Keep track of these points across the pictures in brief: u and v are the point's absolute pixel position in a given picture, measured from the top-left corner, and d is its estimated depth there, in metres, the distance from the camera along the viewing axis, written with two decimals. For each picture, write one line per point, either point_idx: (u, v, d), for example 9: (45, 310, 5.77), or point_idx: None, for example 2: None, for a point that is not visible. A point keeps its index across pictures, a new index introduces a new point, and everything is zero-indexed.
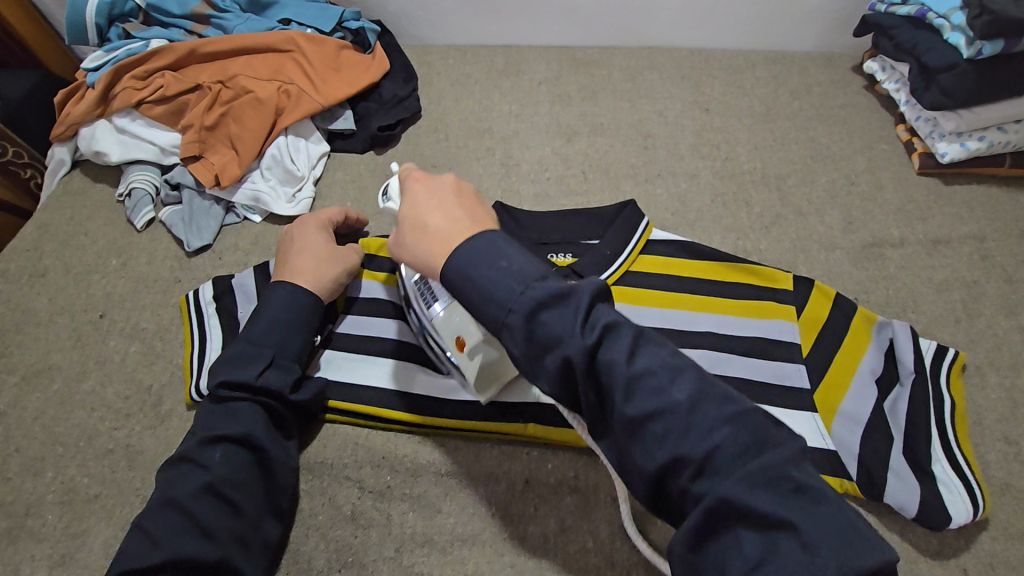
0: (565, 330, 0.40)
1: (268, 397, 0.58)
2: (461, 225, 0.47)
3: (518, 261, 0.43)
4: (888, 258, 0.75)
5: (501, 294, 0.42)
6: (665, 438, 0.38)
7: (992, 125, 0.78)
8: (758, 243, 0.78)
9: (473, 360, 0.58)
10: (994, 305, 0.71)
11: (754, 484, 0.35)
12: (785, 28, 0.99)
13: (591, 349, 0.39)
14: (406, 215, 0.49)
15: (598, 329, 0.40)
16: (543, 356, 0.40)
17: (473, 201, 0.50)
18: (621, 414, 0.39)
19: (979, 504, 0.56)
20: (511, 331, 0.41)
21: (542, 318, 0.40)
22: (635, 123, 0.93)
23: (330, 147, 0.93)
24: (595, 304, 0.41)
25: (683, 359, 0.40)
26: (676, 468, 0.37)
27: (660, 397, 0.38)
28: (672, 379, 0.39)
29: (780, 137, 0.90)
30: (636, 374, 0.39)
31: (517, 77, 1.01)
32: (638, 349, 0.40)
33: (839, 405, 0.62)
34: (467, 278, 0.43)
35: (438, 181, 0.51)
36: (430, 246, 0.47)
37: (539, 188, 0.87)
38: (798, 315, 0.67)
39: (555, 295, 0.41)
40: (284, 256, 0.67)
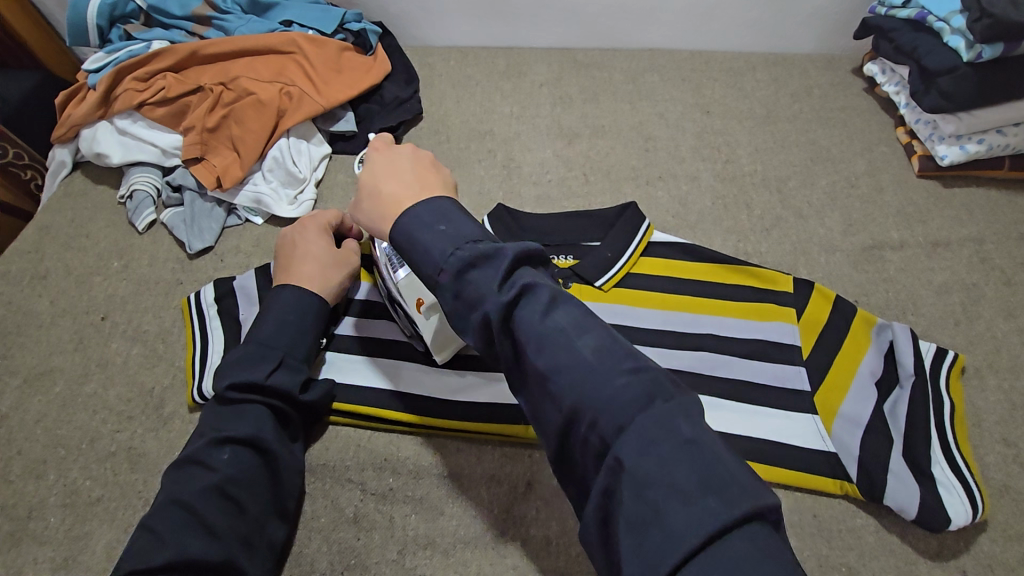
0: (487, 289, 0.41)
1: (277, 398, 0.58)
2: (411, 192, 0.50)
3: (455, 224, 0.45)
4: (888, 260, 0.76)
5: (434, 252, 0.44)
6: (567, 392, 0.38)
7: (991, 128, 0.78)
8: (759, 246, 0.79)
9: (430, 319, 0.62)
10: (993, 307, 0.71)
11: (641, 435, 0.35)
12: (785, 30, 0.99)
13: (508, 306, 0.40)
14: (364, 183, 0.53)
15: (515, 288, 0.40)
16: (469, 313, 0.42)
17: (428, 171, 0.54)
18: (532, 369, 0.39)
19: (979, 507, 0.56)
20: (441, 287, 0.43)
21: (468, 278, 0.42)
22: (635, 125, 0.93)
23: (331, 148, 0.93)
24: (518, 264, 0.42)
25: (593, 319, 0.40)
26: (575, 421, 0.37)
27: (566, 351, 0.38)
28: (580, 336, 0.39)
29: (780, 140, 0.90)
30: (545, 331, 0.39)
31: (518, 79, 1.01)
32: (553, 307, 0.40)
33: (839, 408, 0.62)
34: (409, 239, 0.46)
35: (397, 154, 0.55)
36: (382, 212, 0.51)
37: (541, 190, 0.88)
38: (799, 318, 0.68)
39: (482, 255, 0.42)
40: (287, 260, 0.67)
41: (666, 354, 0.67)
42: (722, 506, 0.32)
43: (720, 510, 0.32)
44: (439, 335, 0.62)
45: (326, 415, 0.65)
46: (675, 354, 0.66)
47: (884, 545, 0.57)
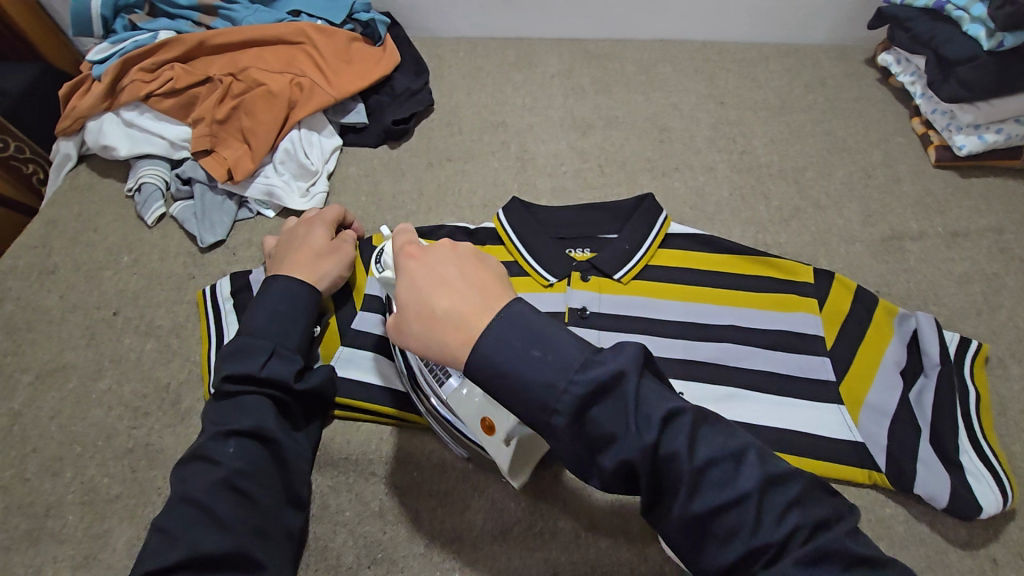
0: (620, 428, 0.39)
1: (273, 387, 0.57)
2: (472, 302, 0.43)
3: (552, 349, 0.40)
4: (907, 251, 0.75)
5: (538, 393, 0.39)
6: (732, 528, 0.38)
7: (1010, 117, 0.78)
8: (778, 237, 0.78)
9: (508, 445, 0.53)
10: (1014, 297, 0.71)
11: (822, 565, 0.37)
12: (797, 21, 0.99)
13: (652, 448, 0.38)
14: (409, 302, 0.45)
15: (657, 424, 0.39)
16: (601, 457, 0.39)
17: (475, 264, 0.47)
18: (685, 511, 0.39)
19: (1008, 494, 0.56)
20: (554, 430, 0.40)
21: (592, 417, 0.39)
22: (650, 116, 0.93)
23: (342, 140, 0.92)
24: (642, 383, 0.40)
25: (740, 440, 0.40)
26: (746, 559, 0.38)
27: (727, 488, 0.38)
28: (735, 467, 0.39)
29: (796, 130, 0.89)
30: (700, 468, 0.39)
31: (529, 70, 1.00)
32: (696, 435, 0.40)
33: (865, 397, 0.62)
34: (498, 374, 0.41)
35: (437, 253, 0.47)
36: (442, 333, 0.43)
37: (556, 182, 0.87)
38: (821, 307, 0.68)
39: (604, 390, 0.39)
40: (282, 251, 0.68)
41: (689, 345, 0.66)
42: None
43: None
44: (518, 458, 0.54)
45: (331, 404, 0.64)
46: (698, 346, 0.66)
47: (914, 534, 0.56)
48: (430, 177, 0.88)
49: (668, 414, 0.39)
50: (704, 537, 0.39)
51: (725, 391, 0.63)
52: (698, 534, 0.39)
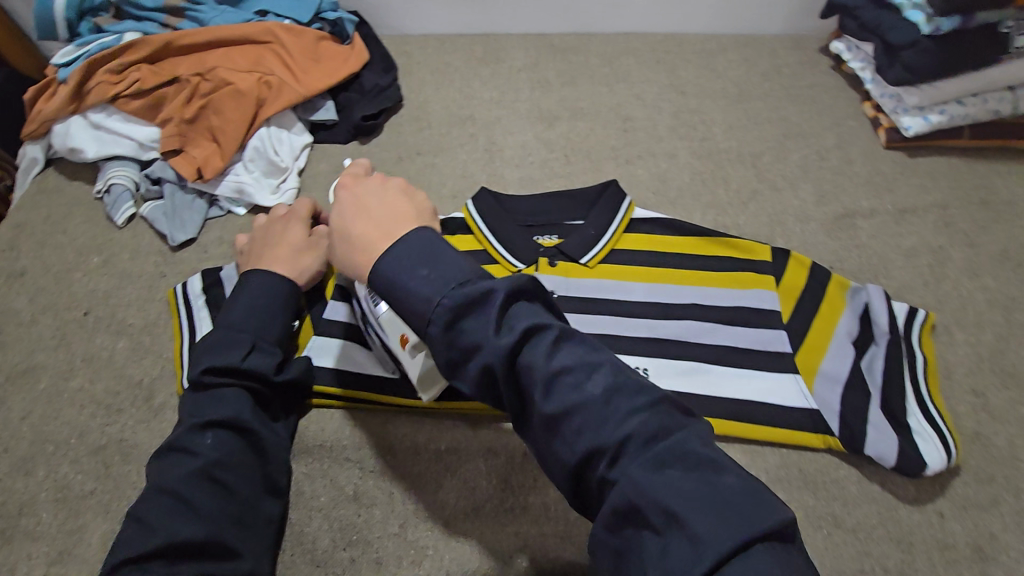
0: (483, 337, 0.40)
1: (254, 380, 0.58)
2: (381, 230, 0.48)
3: (440, 268, 0.43)
4: (859, 228, 0.79)
5: (419, 303, 0.43)
6: (581, 433, 0.38)
7: (952, 99, 0.82)
8: (737, 219, 0.81)
9: (415, 358, 0.57)
10: (959, 268, 0.74)
11: (660, 466, 0.36)
12: (754, 12, 1.02)
13: (509, 351, 0.40)
14: (333, 225, 0.51)
15: (517, 331, 0.40)
16: (467, 362, 0.41)
17: (398, 200, 0.51)
18: (539, 415, 0.40)
19: (953, 451, 0.59)
20: (430, 338, 0.42)
21: (462, 326, 0.41)
22: (614, 106, 0.95)
23: (312, 138, 0.93)
24: (513, 301, 0.42)
25: (600, 355, 0.42)
26: (592, 460, 0.38)
27: (578, 392, 0.39)
28: (588, 375, 0.40)
29: (754, 117, 0.93)
30: (555, 372, 0.40)
31: (496, 65, 1.02)
32: (559, 346, 0.41)
33: (819, 366, 0.64)
34: (391, 287, 0.44)
35: (366, 184, 0.52)
36: (347, 251, 0.49)
37: (524, 173, 0.89)
38: (778, 283, 0.71)
39: (474, 301, 0.41)
40: (259, 246, 0.68)
41: (653, 324, 0.69)
42: (743, 520, 0.33)
43: (742, 524, 0.33)
44: (426, 374, 0.58)
45: (310, 395, 0.65)
46: (662, 324, 0.69)
47: (866, 493, 0.59)
48: (399, 171, 0.90)
49: (528, 322, 0.41)
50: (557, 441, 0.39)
51: (688, 366, 0.65)
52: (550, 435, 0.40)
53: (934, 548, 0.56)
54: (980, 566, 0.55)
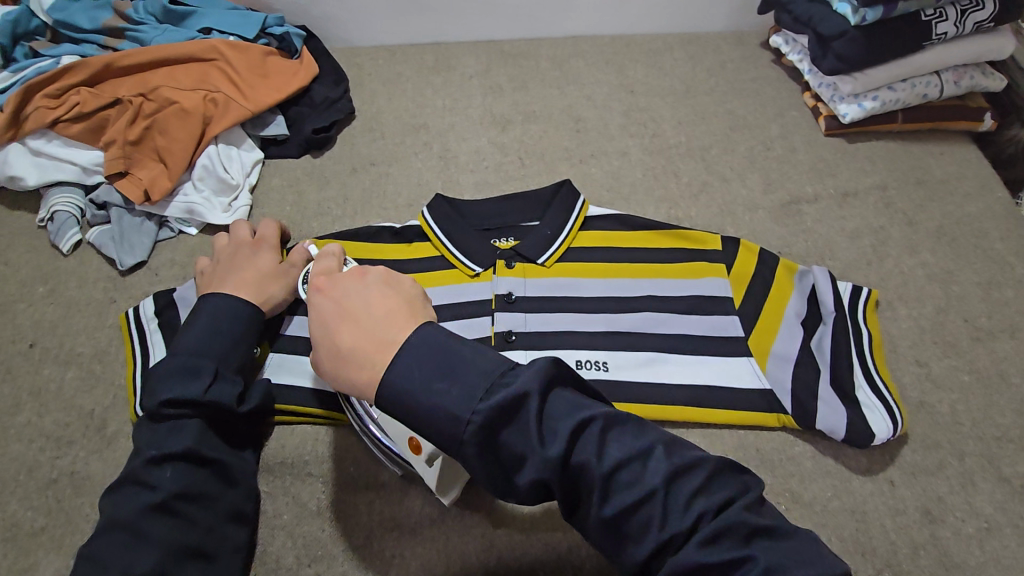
0: (527, 447, 0.41)
1: (216, 410, 0.56)
2: (376, 339, 0.46)
3: (456, 380, 0.42)
4: (804, 213, 0.81)
5: (444, 426, 0.41)
6: (647, 527, 0.40)
7: (883, 85, 0.85)
8: (689, 211, 0.83)
9: (433, 466, 0.56)
10: (899, 246, 0.77)
11: (723, 541, 0.39)
12: (697, 11, 1.05)
13: (560, 462, 0.40)
14: (322, 340, 0.48)
15: (563, 438, 0.41)
16: (517, 476, 0.42)
17: (384, 296, 0.49)
18: (599, 515, 0.41)
19: (899, 421, 0.61)
20: (469, 460, 0.41)
21: (502, 441, 0.41)
22: (565, 108, 0.97)
23: (264, 153, 0.92)
24: (549, 402, 0.42)
25: (647, 437, 0.43)
26: (661, 550, 0.40)
27: (635, 487, 0.41)
28: (642, 467, 0.41)
29: (700, 112, 0.95)
30: (609, 471, 0.41)
31: (448, 73, 1.03)
32: (605, 440, 0.42)
33: (771, 348, 0.66)
34: (407, 409, 0.43)
35: (345, 287, 0.50)
36: (344, 368, 0.46)
37: (479, 177, 0.88)
38: (729, 271, 0.72)
39: (512, 413, 0.41)
40: (223, 271, 0.66)
41: (611, 318, 0.70)
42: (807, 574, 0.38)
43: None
44: (444, 476, 0.57)
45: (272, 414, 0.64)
46: (619, 317, 0.70)
47: (821, 468, 0.61)
48: (353, 182, 0.89)
49: (569, 423, 0.41)
50: (623, 541, 0.41)
51: (645, 356, 0.66)
52: (613, 534, 0.41)
53: (886, 515, 0.58)
54: (930, 528, 0.57)
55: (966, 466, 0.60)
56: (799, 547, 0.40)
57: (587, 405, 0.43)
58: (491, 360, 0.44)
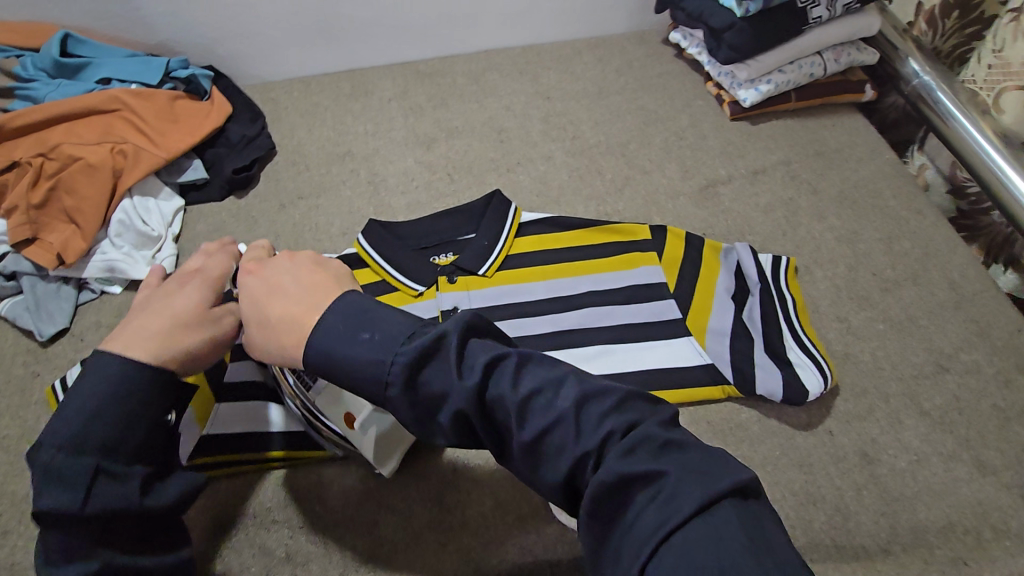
0: (446, 384, 0.41)
1: (111, 518, 0.45)
2: (302, 304, 0.46)
3: (381, 328, 0.43)
4: (721, 194, 0.86)
5: (371, 368, 0.42)
6: (562, 450, 0.38)
7: (774, 69, 0.92)
8: (616, 205, 0.86)
9: (366, 434, 0.58)
10: (808, 214, 0.84)
11: (633, 454, 0.37)
12: (598, 15, 1.10)
13: (475, 392, 0.40)
14: (249, 314, 0.49)
15: (478, 369, 0.40)
16: (439, 413, 0.41)
17: (311, 270, 0.50)
18: (519, 445, 0.39)
19: (829, 374, 0.66)
20: (392, 400, 0.42)
21: (423, 379, 0.41)
22: (486, 120, 0.98)
23: (184, 200, 0.89)
24: (468, 342, 0.43)
25: (563, 369, 0.42)
26: (580, 470, 0.38)
27: (550, 411, 0.39)
28: (556, 393, 0.40)
29: (615, 111, 0.99)
30: (524, 397, 0.40)
31: (366, 98, 1.03)
32: (522, 372, 0.41)
33: (708, 325, 0.70)
34: (333, 362, 0.43)
35: (274, 265, 0.51)
36: (273, 336, 0.47)
37: (410, 197, 0.88)
38: (660, 257, 0.76)
39: (430, 350, 0.42)
40: (133, 315, 0.52)
41: (556, 317, 0.72)
42: (715, 481, 0.35)
43: (714, 483, 0.35)
44: (381, 446, 0.59)
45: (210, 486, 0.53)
46: (564, 316, 0.72)
47: (768, 430, 0.64)
48: (282, 218, 0.88)
49: (486, 358, 0.41)
50: (542, 470, 0.39)
51: (593, 350, 0.69)
52: (534, 468, 0.39)
53: (829, 463, 0.62)
54: (869, 469, 0.62)
55: (892, 406, 0.66)
56: (707, 455, 0.37)
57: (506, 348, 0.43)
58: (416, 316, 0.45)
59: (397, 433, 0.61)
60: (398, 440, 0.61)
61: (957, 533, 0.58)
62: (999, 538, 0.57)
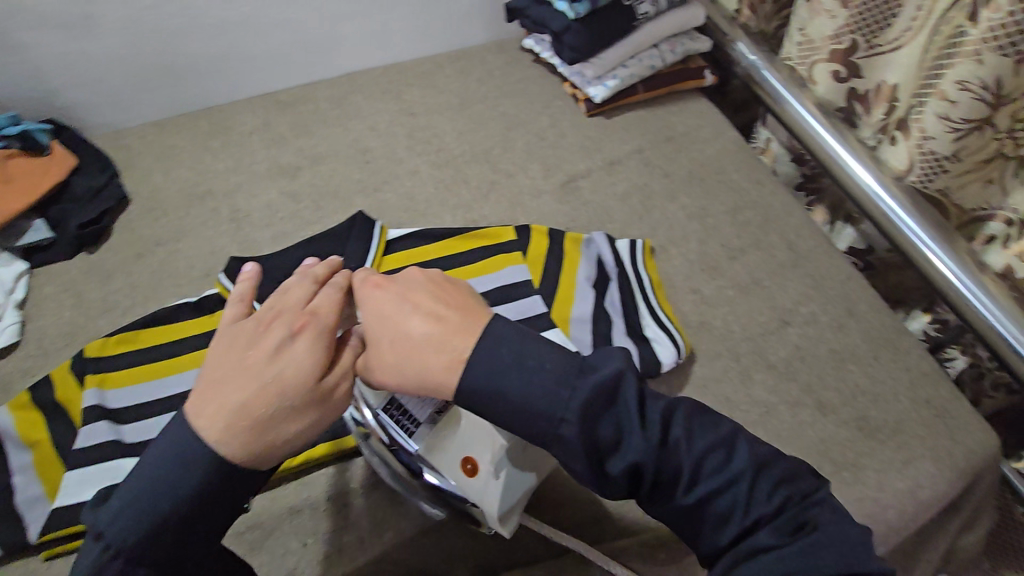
0: (625, 433, 0.45)
1: None
2: (456, 326, 0.47)
3: (545, 361, 0.45)
4: (582, 188, 0.90)
5: (543, 408, 0.44)
6: (725, 509, 0.44)
7: (617, 65, 0.97)
8: (482, 211, 0.88)
9: (497, 479, 0.52)
10: (662, 196, 0.89)
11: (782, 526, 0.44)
12: (456, 28, 1.12)
13: (655, 446, 0.44)
14: (380, 335, 0.48)
15: (658, 423, 0.45)
16: (612, 460, 0.45)
17: (447, 290, 0.51)
18: (684, 500, 0.45)
19: (681, 345, 0.70)
20: (563, 441, 0.44)
21: (599, 427, 0.44)
22: (351, 142, 0.97)
23: (29, 263, 0.83)
24: (644, 399, 0.46)
25: (727, 430, 0.47)
26: (740, 533, 0.44)
27: (721, 472, 0.45)
28: (727, 455, 0.45)
29: (478, 120, 1.01)
30: (700, 458, 0.45)
31: (226, 134, 1.00)
32: (694, 434, 0.46)
33: (571, 314, 0.73)
34: (493, 393, 0.45)
35: (403, 283, 0.51)
36: (414, 353, 0.47)
37: (275, 229, 0.87)
38: (524, 255, 0.78)
39: (607, 399, 0.45)
40: (237, 376, 0.47)
41: None
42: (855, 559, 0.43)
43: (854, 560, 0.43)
44: (506, 500, 0.53)
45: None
46: None
47: None
48: (140, 268, 0.84)
49: (664, 413, 0.46)
50: (700, 523, 0.45)
51: None
52: (689, 515, 0.45)
53: None
54: None
55: (743, 364, 0.70)
56: (846, 529, 0.45)
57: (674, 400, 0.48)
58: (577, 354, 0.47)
59: (528, 482, 0.54)
60: (522, 494, 0.54)
61: None
62: (839, 470, 0.63)
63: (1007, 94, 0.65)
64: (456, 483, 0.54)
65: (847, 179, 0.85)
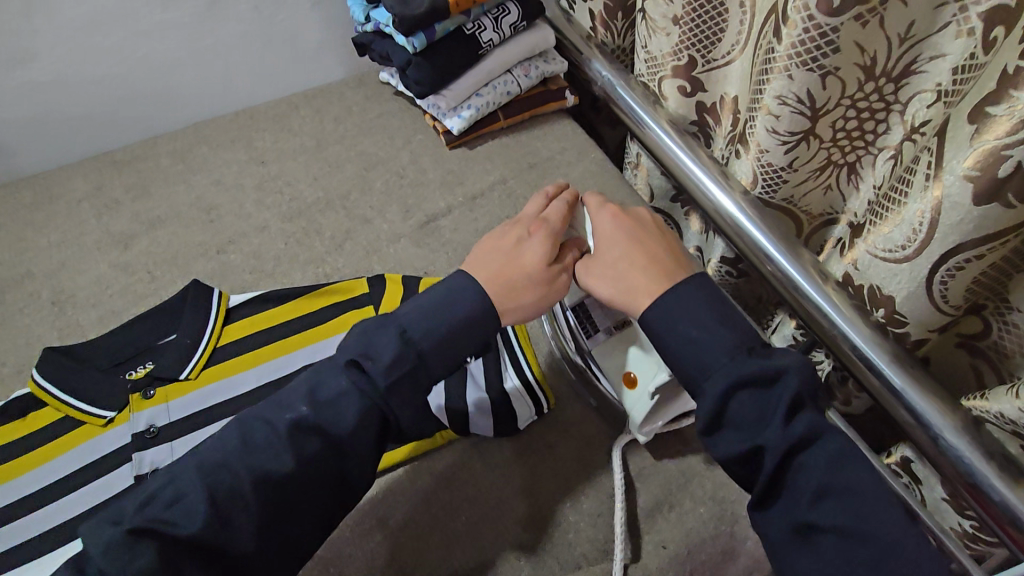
0: (769, 419, 0.50)
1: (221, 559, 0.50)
2: (668, 261, 0.59)
3: (715, 329, 0.53)
4: (442, 227, 0.87)
5: (702, 360, 0.53)
6: (838, 544, 0.47)
7: (471, 94, 0.94)
8: (337, 264, 0.83)
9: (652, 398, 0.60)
10: None
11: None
12: (308, 66, 1.05)
13: (789, 449, 0.49)
14: (604, 251, 0.61)
15: (801, 430, 0.49)
16: (740, 436, 0.50)
17: (661, 232, 0.63)
18: (800, 515, 0.48)
19: (540, 402, 0.68)
20: (705, 391, 0.52)
21: (738, 399, 0.51)
22: (193, 201, 0.90)
23: None
24: (802, 412, 0.50)
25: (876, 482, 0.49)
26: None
27: (845, 512, 0.48)
28: (860, 501, 0.48)
29: (335, 162, 0.95)
30: (828, 489, 0.48)
31: (51, 205, 0.90)
32: (842, 467, 0.49)
33: None
34: (659, 329, 0.55)
35: (627, 218, 0.63)
36: (629, 266, 0.59)
37: (103, 309, 0.79)
38: (376, 310, 0.74)
39: (765, 385, 0.51)
40: (491, 255, 0.61)
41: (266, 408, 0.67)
42: None
43: None
44: (654, 411, 0.62)
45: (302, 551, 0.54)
46: None
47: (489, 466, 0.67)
48: None
49: (815, 426, 0.50)
50: (803, 544, 0.49)
51: None
52: (793, 530, 0.49)
53: None
54: None
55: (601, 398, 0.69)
56: None
57: (832, 428, 0.51)
58: (756, 341, 0.54)
59: (679, 402, 0.62)
60: (667, 414, 0.62)
61: (663, 511, 0.65)
62: None
63: (823, 106, 0.64)
64: (617, 389, 0.63)
65: (699, 197, 0.80)
